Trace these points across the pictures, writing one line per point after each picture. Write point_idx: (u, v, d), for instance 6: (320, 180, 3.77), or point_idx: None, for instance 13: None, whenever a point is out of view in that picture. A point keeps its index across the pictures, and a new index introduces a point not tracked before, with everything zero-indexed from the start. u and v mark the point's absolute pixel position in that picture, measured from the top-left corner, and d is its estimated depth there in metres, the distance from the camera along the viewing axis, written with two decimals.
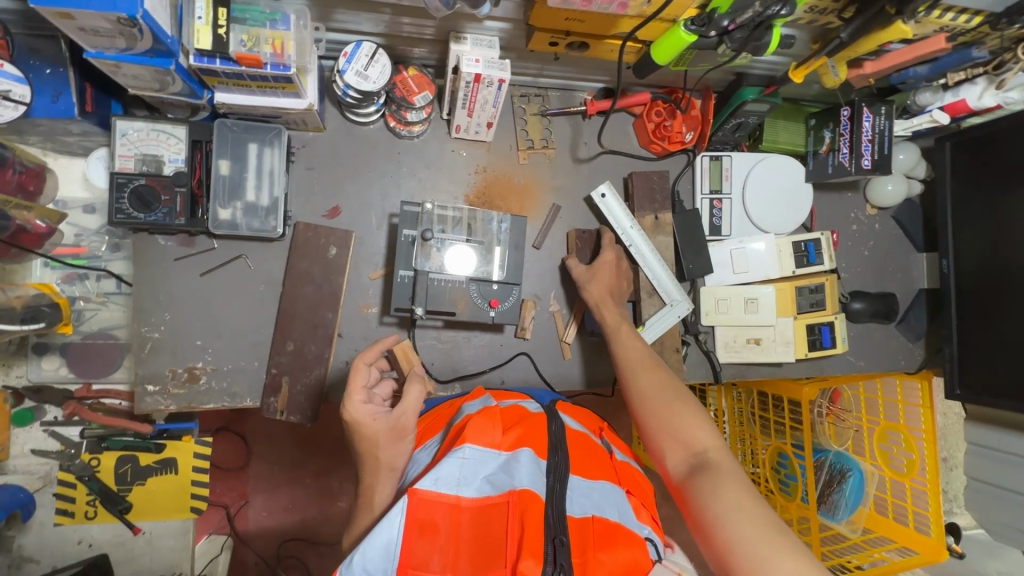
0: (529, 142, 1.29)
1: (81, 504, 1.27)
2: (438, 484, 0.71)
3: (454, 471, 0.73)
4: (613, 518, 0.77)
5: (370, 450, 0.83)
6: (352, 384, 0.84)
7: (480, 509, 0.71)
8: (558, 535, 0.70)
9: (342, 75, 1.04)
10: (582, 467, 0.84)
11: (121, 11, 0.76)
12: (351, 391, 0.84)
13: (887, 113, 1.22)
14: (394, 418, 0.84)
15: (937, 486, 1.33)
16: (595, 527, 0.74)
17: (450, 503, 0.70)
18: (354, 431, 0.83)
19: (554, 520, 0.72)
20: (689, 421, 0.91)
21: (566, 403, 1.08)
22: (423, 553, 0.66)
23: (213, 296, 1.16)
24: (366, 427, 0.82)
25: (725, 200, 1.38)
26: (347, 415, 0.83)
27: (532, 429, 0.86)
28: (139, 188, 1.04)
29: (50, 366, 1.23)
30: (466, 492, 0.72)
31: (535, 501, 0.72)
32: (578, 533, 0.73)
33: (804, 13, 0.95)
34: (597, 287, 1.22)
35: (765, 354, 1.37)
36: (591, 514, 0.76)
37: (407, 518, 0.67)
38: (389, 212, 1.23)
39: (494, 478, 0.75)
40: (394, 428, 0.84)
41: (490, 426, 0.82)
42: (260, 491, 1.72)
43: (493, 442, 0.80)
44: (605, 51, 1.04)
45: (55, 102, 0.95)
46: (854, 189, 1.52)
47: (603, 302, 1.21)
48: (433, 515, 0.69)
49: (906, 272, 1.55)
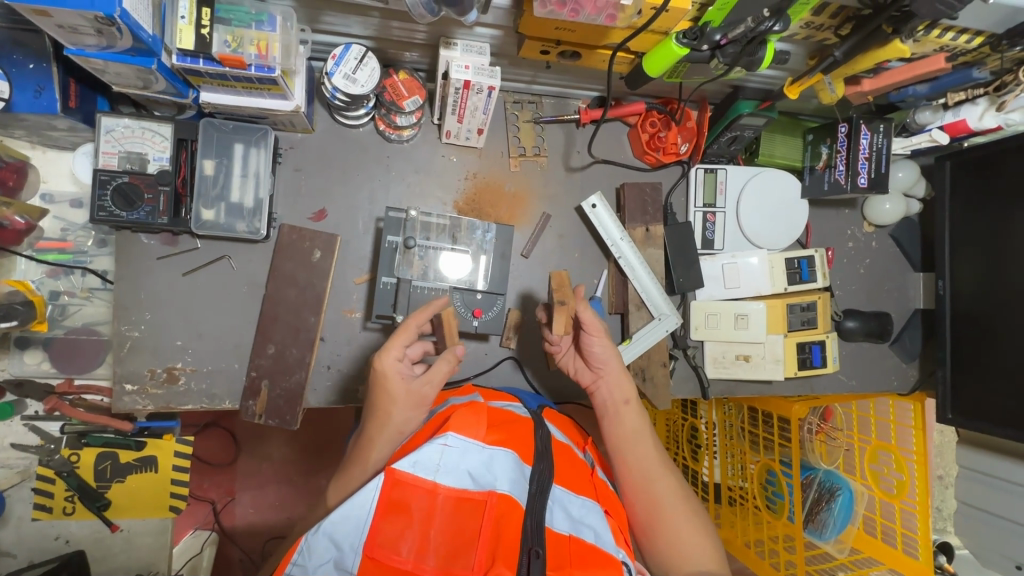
0: (521, 150, 1.28)
1: (59, 500, 1.27)
2: (416, 468, 0.71)
3: (434, 457, 0.73)
4: (589, 539, 0.75)
5: (386, 407, 0.86)
6: (395, 336, 0.88)
7: (457, 501, 0.70)
8: (535, 546, 0.69)
9: (330, 78, 1.02)
10: (565, 478, 0.83)
11: (99, 10, 0.75)
12: (392, 342, 0.88)
13: (887, 131, 1.19)
14: (417, 384, 0.87)
15: (927, 507, 1.30)
16: (572, 546, 0.72)
17: (426, 489, 0.70)
18: (378, 383, 0.87)
19: (532, 529, 0.71)
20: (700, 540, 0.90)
21: (553, 412, 1.06)
22: (394, 534, 0.67)
23: (196, 297, 1.15)
24: (390, 383, 0.86)
25: (718, 214, 1.36)
26: (377, 363, 0.86)
27: (517, 431, 0.85)
28: (122, 185, 1.03)
29: (33, 361, 1.23)
30: (444, 480, 0.72)
31: (515, 508, 0.71)
32: (555, 548, 0.72)
33: (800, 29, 0.93)
34: (607, 343, 1.02)
35: (753, 371, 1.35)
36: (569, 532, 0.75)
37: (381, 496, 0.68)
38: (376, 216, 1.22)
39: (476, 473, 0.74)
40: (414, 393, 0.87)
41: (474, 422, 0.80)
42: (247, 488, 1.71)
43: (475, 437, 0.77)
44: (597, 61, 1.03)
45: (38, 97, 0.95)
46: (851, 205, 1.49)
47: (620, 368, 1.03)
48: (408, 497, 0.69)
49: (902, 290, 1.53)
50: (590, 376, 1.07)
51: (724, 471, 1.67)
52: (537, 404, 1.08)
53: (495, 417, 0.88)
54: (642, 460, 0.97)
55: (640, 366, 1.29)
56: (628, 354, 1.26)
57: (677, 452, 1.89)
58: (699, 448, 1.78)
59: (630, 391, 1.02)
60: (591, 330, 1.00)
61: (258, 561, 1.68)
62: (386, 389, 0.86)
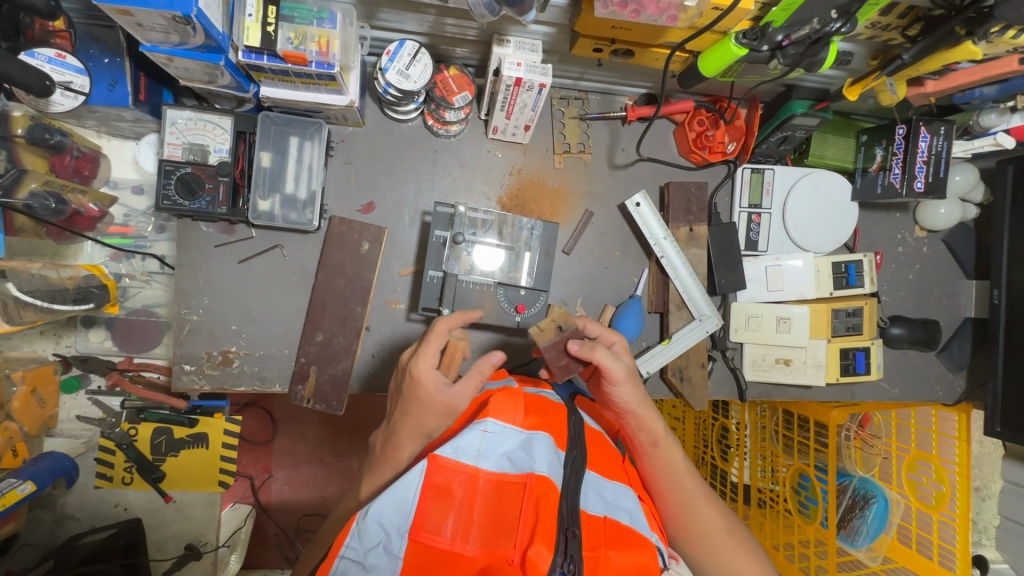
0: (565, 146, 1.28)
1: (119, 470, 1.35)
2: (457, 453, 0.71)
3: (474, 443, 0.73)
4: (624, 521, 0.75)
5: (416, 412, 0.80)
6: (429, 341, 0.83)
7: (496, 485, 0.70)
8: (571, 527, 0.67)
9: (384, 74, 1.04)
10: (599, 464, 0.83)
11: (177, 11, 0.78)
12: (425, 347, 0.82)
13: (947, 134, 1.16)
14: (448, 395, 0.80)
15: (967, 520, 1.29)
16: (607, 527, 0.72)
17: (468, 473, 0.70)
18: (408, 385, 0.81)
19: (568, 512, 0.69)
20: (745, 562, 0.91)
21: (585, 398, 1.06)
22: (436, 518, 0.67)
23: (250, 283, 1.19)
24: (419, 391, 0.80)
25: (763, 215, 1.33)
26: (409, 367, 0.80)
27: (553, 416, 0.85)
28: (185, 175, 1.07)
29: (97, 339, 1.30)
30: (484, 464, 0.71)
31: (553, 490, 0.69)
32: (591, 528, 0.71)
33: (865, 29, 0.91)
34: (631, 388, 0.90)
35: (793, 375, 1.33)
36: (604, 514, 0.74)
37: (423, 482, 0.68)
38: (422, 209, 1.24)
39: (514, 456, 0.73)
40: (445, 404, 0.80)
41: (512, 407, 0.80)
42: (283, 466, 1.77)
43: (513, 422, 0.78)
44: (650, 59, 1.02)
45: (112, 90, 0.99)
46: (902, 209, 1.45)
47: (645, 407, 0.92)
48: (449, 481, 0.69)
49: (953, 298, 1.49)
50: (613, 414, 0.95)
51: (755, 474, 1.65)
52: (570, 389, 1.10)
53: (533, 401, 0.88)
54: (684, 496, 0.93)
55: (678, 367, 1.29)
56: (667, 354, 1.26)
57: (706, 451, 1.87)
58: (729, 449, 1.76)
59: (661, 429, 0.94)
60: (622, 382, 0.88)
61: (292, 537, 1.76)
62: (414, 395, 0.80)
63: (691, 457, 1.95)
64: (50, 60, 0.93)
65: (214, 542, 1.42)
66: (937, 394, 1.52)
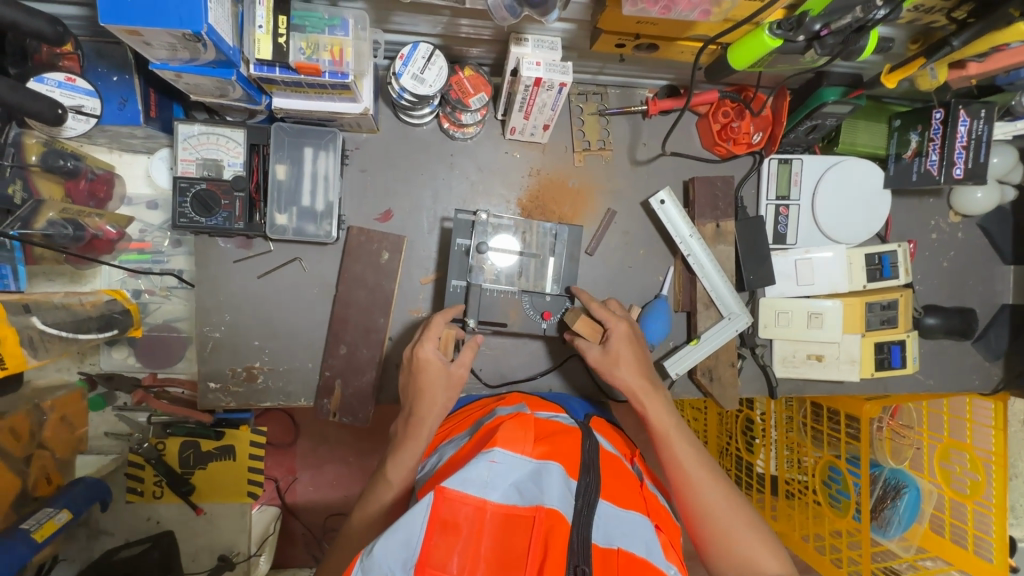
0: (585, 144, 1.24)
1: (149, 484, 1.37)
2: (465, 485, 0.69)
3: (481, 473, 0.71)
4: (640, 552, 0.72)
5: (432, 391, 0.95)
6: (427, 331, 1.00)
7: (504, 517, 0.68)
8: (581, 564, 0.66)
9: (398, 79, 1.00)
10: (613, 493, 0.80)
11: (188, 28, 0.75)
12: (426, 337, 0.99)
13: (989, 117, 1.10)
14: (453, 367, 0.98)
15: (1005, 510, 1.28)
16: (620, 560, 0.69)
17: (475, 505, 0.68)
18: (416, 367, 0.97)
19: (579, 545, 0.68)
20: (758, 547, 0.86)
21: (600, 421, 1.05)
22: (442, 553, 0.63)
23: (270, 297, 1.18)
24: (431, 369, 0.96)
25: (791, 207, 1.29)
26: (417, 352, 0.97)
27: (564, 446, 0.84)
28: (201, 192, 1.05)
29: (120, 355, 1.30)
30: (492, 496, 0.69)
31: (562, 523, 0.68)
32: (603, 561, 0.68)
33: (907, 13, 0.85)
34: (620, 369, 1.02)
35: (825, 371, 1.30)
36: (615, 545, 0.71)
37: (430, 515, 0.65)
38: (440, 215, 1.21)
39: (522, 487, 0.72)
40: (451, 375, 0.97)
41: (521, 437, 0.79)
42: (307, 467, 1.78)
43: (522, 453, 0.77)
44: (676, 53, 0.97)
45: (123, 109, 0.97)
46: (936, 194, 1.40)
47: (639, 387, 1.01)
48: (455, 514, 0.66)
49: (989, 285, 1.44)
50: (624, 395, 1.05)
51: (782, 465, 1.65)
52: (584, 414, 1.08)
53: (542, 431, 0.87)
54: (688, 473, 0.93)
55: (707, 367, 1.26)
56: (696, 355, 1.24)
57: (730, 442, 1.85)
58: (754, 440, 1.73)
59: (664, 417, 0.98)
60: (599, 368, 1.04)
61: (319, 536, 1.77)
62: (425, 374, 0.96)
63: (715, 446, 1.93)
64: (59, 84, 0.90)
65: (246, 552, 1.44)
66: (974, 383, 1.47)
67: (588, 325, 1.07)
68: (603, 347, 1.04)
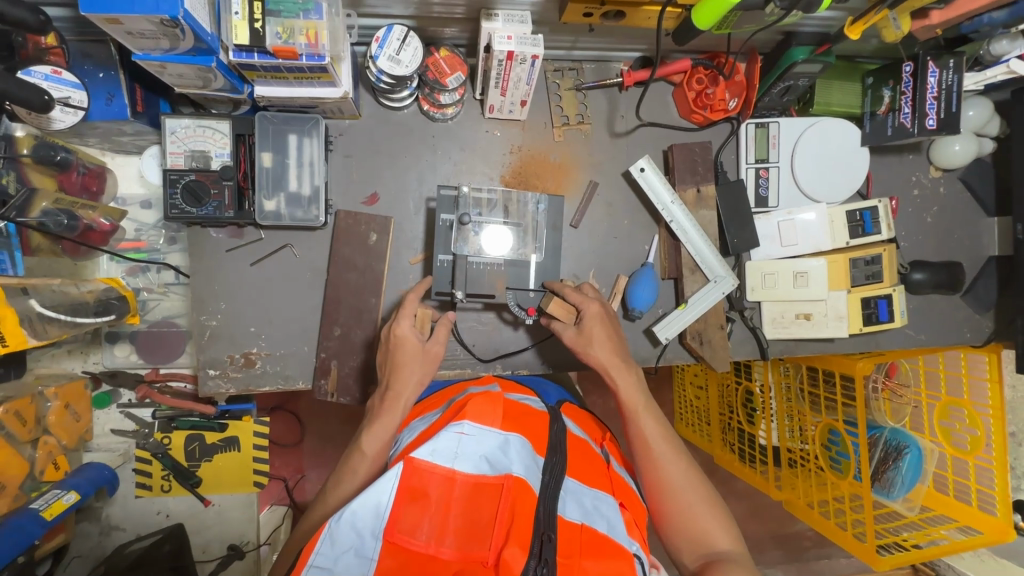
0: (564, 119, 1.27)
1: (158, 478, 1.39)
2: (434, 456, 0.71)
3: (451, 445, 0.74)
4: (602, 530, 0.74)
5: (408, 366, 0.98)
6: (404, 308, 1.01)
7: (473, 487, 0.71)
8: (547, 531, 0.68)
9: (375, 61, 1.03)
10: (579, 471, 0.83)
11: (164, 14, 0.78)
12: (403, 314, 1.01)
13: (957, 67, 1.12)
14: (429, 344, 1.01)
15: (1005, 463, 1.29)
16: (584, 535, 0.71)
17: (444, 475, 0.71)
18: (394, 344, 0.99)
19: (545, 516, 0.70)
20: (714, 522, 0.89)
21: (572, 407, 1.07)
22: (412, 519, 0.67)
23: (264, 285, 1.21)
24: (407, 346, 0.99)
25: (771, 169, 1.31)
26: (393, 328, 0.99)
27: (534, 426, 0.86)
28: (190, 183, 1.08)
29: (122, 353, 1.32)
30: (461, 466, 0.72)
31: (528, 493, 0.71)
32: (568, 536, 0.70)
33: None
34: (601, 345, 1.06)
35: (816, 329, 1.31)
36: (581, 521, 0.73)
37: (399, 484, 0.68)
38: (426, 195, 1.24)
39: (492, 457, 0.74)
40: (427, 352, 1.00)
41: (491, 410, 0.81)
42: (316, 466, 1.65)
43: (491, 425, 0.78)
44: (642, 19, 1.00)
45: (109, 104, 1.00)
46: (915, 150, 1.41)
47: (610, 362, 1.04)
48: (425, 483, 0.70)
49: (975, 238, 1.45)
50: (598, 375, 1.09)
51: (783, 434, 1.63)
52: (557, 399, 1.10)
53: (513, 409, 0.88)
54: (652, 448, 0.96)
55: (696, 331, 1.28)
56: (685, 318, 1.26)
57: (731, 417, 1.79)
58: (755, 411, 1.71)
59: (634, 394, 1.01)
60: (574, 349, 1.07)
61: None
62: (402, 349, 0.99)
63: (718, 425, 1.86)
64: (46, 76, 0.94)
65: (255, 541, 1.46)
66: (965, 337, 1.48)
67: (561, 304, 1.09)
68: (579, 328, 1.07)
